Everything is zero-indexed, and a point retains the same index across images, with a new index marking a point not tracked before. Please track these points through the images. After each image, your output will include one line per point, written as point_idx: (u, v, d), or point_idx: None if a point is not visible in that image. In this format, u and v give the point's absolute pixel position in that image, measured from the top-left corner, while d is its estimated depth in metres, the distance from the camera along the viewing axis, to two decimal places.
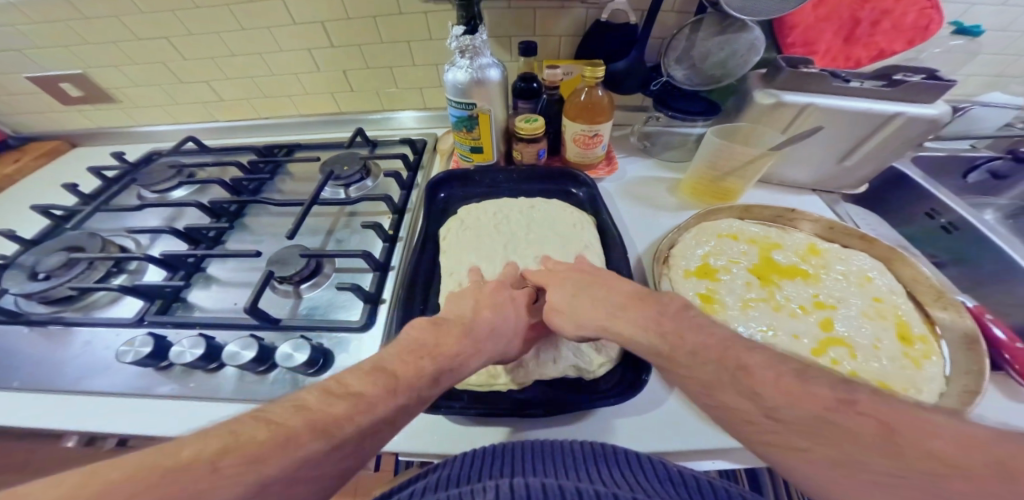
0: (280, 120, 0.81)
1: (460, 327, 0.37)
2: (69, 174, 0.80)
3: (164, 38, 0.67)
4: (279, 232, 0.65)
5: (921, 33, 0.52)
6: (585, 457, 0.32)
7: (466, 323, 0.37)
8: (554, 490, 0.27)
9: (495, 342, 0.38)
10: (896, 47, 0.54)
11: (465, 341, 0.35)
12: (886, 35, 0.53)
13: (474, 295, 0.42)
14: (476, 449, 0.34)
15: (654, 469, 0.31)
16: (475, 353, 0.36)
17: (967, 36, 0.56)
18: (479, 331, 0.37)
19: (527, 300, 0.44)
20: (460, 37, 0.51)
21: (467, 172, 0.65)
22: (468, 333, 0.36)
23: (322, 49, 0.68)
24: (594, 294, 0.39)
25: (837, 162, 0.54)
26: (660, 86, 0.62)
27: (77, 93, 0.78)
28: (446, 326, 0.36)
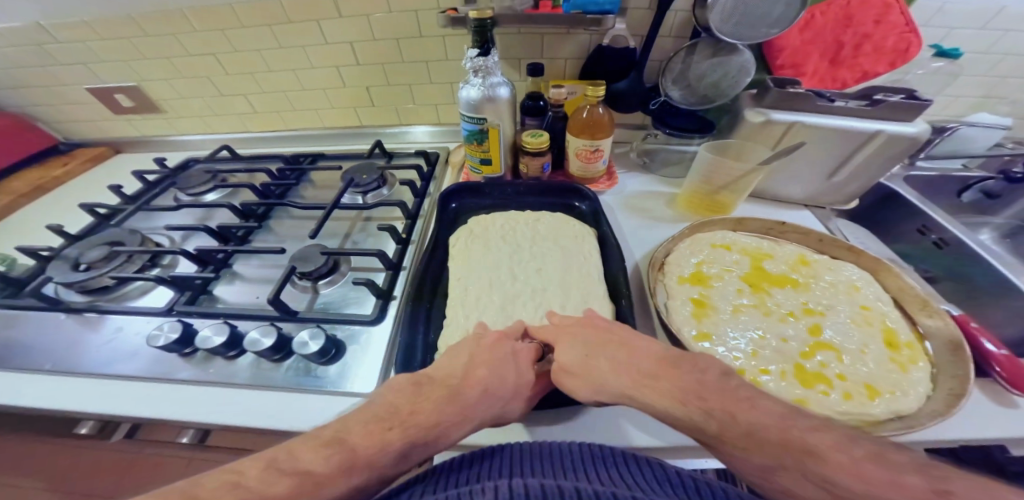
0: (307, 131, 0.88)
1: (445, 392, 0.35)
2: (113, 177, 0.87)
3: (212, 55, 0.75)
4: (300, 233, 0.70)
5: (902, 55, 0.56)
6: (584, 460, 0.32)
7: (451, 387, 0.36)
8: (554, 491, 0.27)
9: (488, 406, 0.36)
10: (879, 68, 0.57)
11: (449, 408, 0.34)
12: (869, 57, 0.57)
13: (471, 350, 0.40)
14: (478, 453, 0.35)
15: (654, 470, 0.31)
16: (458, 423, 0.33)
17: (948, 58, 0.58)
18: (467, 395, 0.35)
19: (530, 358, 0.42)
20: (473, 59, 0.56)
21: (479, 183, 0.69)
22: (453, 399, 0.34)
23: (348, 67, 0.75)
24: (611, 357, 0.37)
25: (826, 178, 0.57)
26: (658, 104, 0.67)
27: (129, 104, 0.87)
28: (428, 390, 0.35)
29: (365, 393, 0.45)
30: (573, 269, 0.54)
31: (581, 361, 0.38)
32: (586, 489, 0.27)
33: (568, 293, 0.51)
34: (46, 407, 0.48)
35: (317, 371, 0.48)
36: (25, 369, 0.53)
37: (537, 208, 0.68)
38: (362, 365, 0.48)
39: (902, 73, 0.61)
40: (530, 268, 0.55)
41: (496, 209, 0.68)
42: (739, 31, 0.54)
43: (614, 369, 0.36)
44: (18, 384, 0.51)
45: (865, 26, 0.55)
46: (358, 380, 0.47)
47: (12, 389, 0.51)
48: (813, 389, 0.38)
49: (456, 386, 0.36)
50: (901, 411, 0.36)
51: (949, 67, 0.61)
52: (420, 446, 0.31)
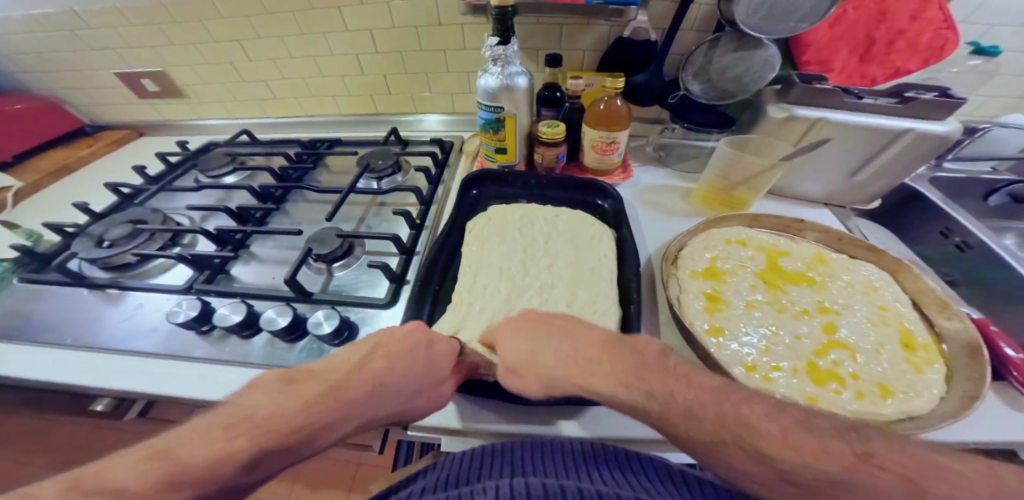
0: (323, 118, 0.89)
1: (323, 390, 0.30)
2: (137, 159, 0.90)
3: (235, 41, 0.76)
4: (315, 217, 0.71)
5: (937, 53, 0.54)
6: (586, 458, 0.34)
7: (333, 384, 0.31)
8: (556, 491, 0.28)
9: (381, 406, 0.33)
10: (911, 66, 0.56)
11: (323, 408, 0.29)
12: (901, 54, 0.56)
13: (380, 339, 0.37)
14: (477, 450, 0.37)
15: (655, 469, 0.33)
16: (343, 423, 0.30)
17: (985, 56, 0.57)
18: (353, 392, 0.31)
19: (451, 356, 0.39)
20: (493, 47, 0.57)
21: (500, 173, 0.69)
22: (330, 396, 0.30)
23: (368, 55, 0.76)
24: (560, 349, 0.36)
25: (847, 177, 0.56)
26: (678, 99, 0.66)
27: (154, 89, 0.88)
28: (319, 385, 0.31)
29: None
30: (591, 267, 0.54)
31: (526, 357, 0.37)
32: (588, 489, 0.29)
33: (577, 292, 0.51)
34: (69, 379, 0.50)
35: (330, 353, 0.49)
36: (50, 341, 0.55)
37: (557, 204, 0.67)
38: None
39: (935, 72, 0.60)
40: (541, 263, 0.55)
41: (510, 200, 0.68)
42: (766, 24, 0.53)
43: (556, 356, 0.36)
44: (42, 355, 0.53)
45: (900, 22, 0.54)
46: None
47: (36, 360, 0.52)
48: (825, 388, 0.38)
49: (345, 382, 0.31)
50: (912, 413, 0.35)
51: (984, 65, 0.59)
52: (276, 454, 0.26)
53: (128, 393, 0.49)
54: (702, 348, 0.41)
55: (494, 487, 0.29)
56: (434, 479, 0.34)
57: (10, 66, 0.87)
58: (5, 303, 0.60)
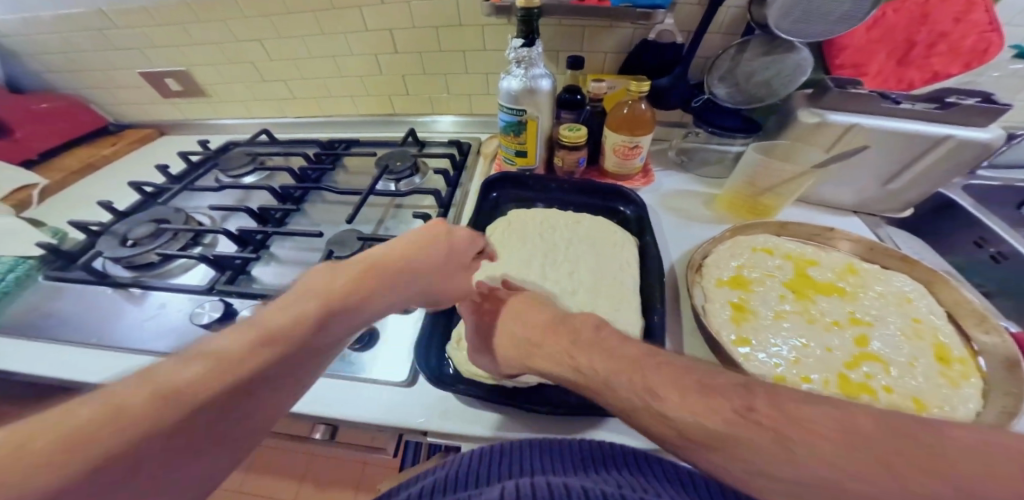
0: (341, 118, 0.89)
1: (367, 269, 0.35)
2: (158, 158, 0.91)
3: (255, 40, 0.77)
4: (335, 218, 0.71)
5: (980, 56, 0.52)
6: (593, 460, 0.34)
7: (375, 268, 0.36)
8: (561, 491, 0.28)
9: (417, 281, 0.40)
10: (953, 71, 0.54)
11: (367, 285, 0.34)
12: (942, 57, 0.54)
13: (419, 237, 0.42)
14: (485, 450, 0.36)
15: (664, 471, 0.32)
16: (387, 287, 0.36)
17: None
18: (389, 275, 0.36)
19: (468, 245, 0.47)
20: (517, 49, 0.56)
21: (521, 176, 0.68)
22: (374, 274, 0.35)
23: (388, 55, 0.75)
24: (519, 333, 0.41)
25: (880, 185, 0.55)
26: (701, 102, 0.65)
27: (176, 89, 0.89)
28: (365, 261, 0.36)
29: (398, 381, 0.46)
30: (613, 275, 0.53)
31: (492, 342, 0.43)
32: (592, 489, 0.28)
33: (600, 299, 0.50)
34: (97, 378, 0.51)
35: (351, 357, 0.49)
36: (76, 339, 0.56)
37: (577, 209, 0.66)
38: (396, 355, 0.49)
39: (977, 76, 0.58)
40: (563, 269, 0.55)
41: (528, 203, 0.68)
42: (799, 28, 0.52)
43: (520, 323, 0.42)
44: (69, 353, 0.54)
45: (942, 24, 0.52)
46: (390, 369, 0.47)
47: (63, 359, 0.53)
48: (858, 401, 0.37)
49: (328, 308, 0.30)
50: None
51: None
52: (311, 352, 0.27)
53: None
54: (730, 359, 0.41)
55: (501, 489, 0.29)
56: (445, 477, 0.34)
57: (37, 65, 0.88)
58: (34, 301, 0.61)
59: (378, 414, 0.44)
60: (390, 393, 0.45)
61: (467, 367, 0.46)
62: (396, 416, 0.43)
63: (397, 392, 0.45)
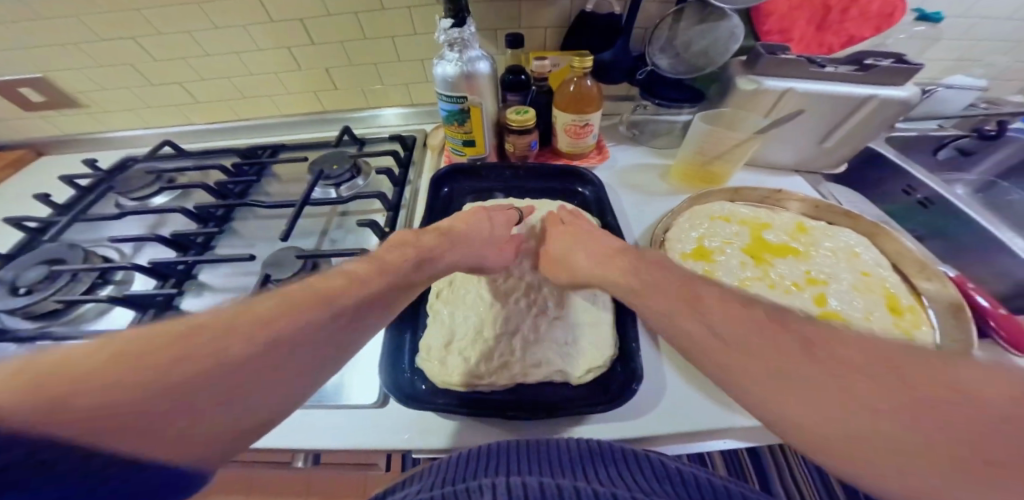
0: (261, 121, 0.79)
1: (435, 233, 0.45)
2: (38, 184, 0.75)
3: (131, 38, 0.64)
4: (271, 234, 0.63)
5: (886, 21, 0.54)
6: (582, 455, 0.32)
7: (440, 232, 0.46)
8: (553, 491, 0.26)
9: (458, 252, 0.45)
10: (865, 33, 0.55)
11: (435, 243, 0.43)
12: (854, 22, 0.55)
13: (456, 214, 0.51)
14: (470, 450, 0.34)
15: (653, 467, 0.31)
16: (434, 261, 0.42)
17: (929, 22, 0.58)
18: (454, 236, 0.46)
19: (505, 219, 0.53)
20: (448, 30, 0.50)
21: (471, 166, 0.64)
22: (444, 236, 0.45)
23: (302, 47, 0.66)
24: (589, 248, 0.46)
25: (817, 144, 0.56)
26: (646, 74, 0.63)
27: (40, 99, 0.74)
28: (423, 239, 0.43)
29: (367, 404, 0.42)
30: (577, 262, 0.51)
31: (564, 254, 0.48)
32: (585, 489, 0.26)
33: (561, 297, 0.50)
34: None
35: None
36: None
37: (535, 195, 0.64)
38: (360, 377, 0.44)
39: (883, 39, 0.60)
40: (524, 264, 0.54)
41: (484, 193, 0.64)
42: None
43: (568, 240, 0.49)
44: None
45: None
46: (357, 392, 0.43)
47: None
48: None
49: (348, 301, 0.30)
50: None
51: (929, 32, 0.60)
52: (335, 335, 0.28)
53: None
54: None
55: (487, 485, 0.27)
56: (428, 479, 0.31)
57: None
58: None
59: (348, 442, 0.39)
60: (358, 420, 0.41)
61: (438, 378, 0.42)
62: (370, 442, 0.39)
63: (367, 416, 0.41)
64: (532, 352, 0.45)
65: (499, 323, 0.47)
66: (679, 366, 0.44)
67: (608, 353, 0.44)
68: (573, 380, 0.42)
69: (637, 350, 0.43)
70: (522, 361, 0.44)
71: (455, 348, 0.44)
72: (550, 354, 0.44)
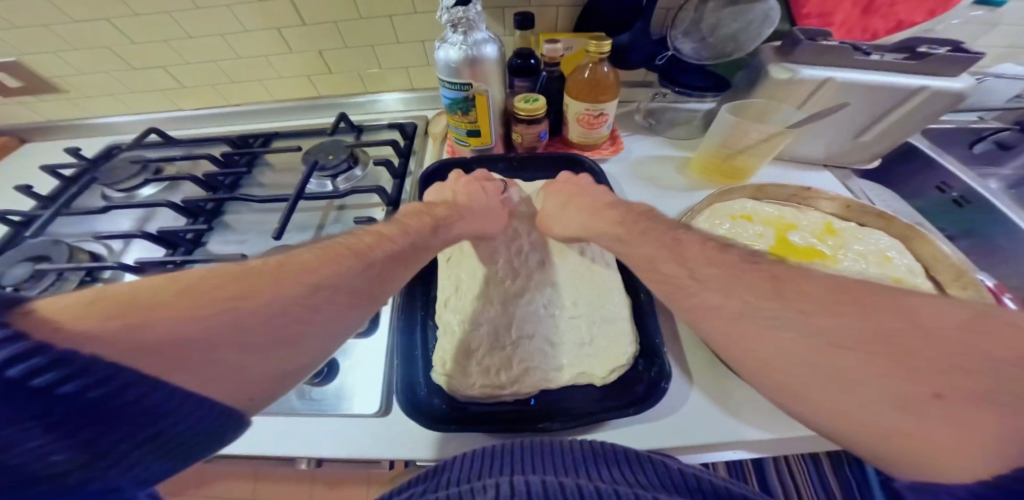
0: (252, 108, 0.74)
1: (446, 206, 0.47)
2: (20, 174, 0.72)
3: (105, 19, 0.59)
4: (264, 229, 0.60)
5: (943, 3, 0.49)
6: (586, 457, 0.30)
7: (451, 206, 0.47)
8: (554, 490, 0.25)
9: (465, 220, 0.47)
10: (916, 18, 0.51)
11: (447, 213, 0.46)
12: (907, 5, 0.50)
13: (454, 187, 0.52)
14: (475, 449, 0.32)
15: (655, 469, 0.29)
16: (442, 229, 0.44)
17: (988, 6, 0.52)
18: (463, 207, 0.48)
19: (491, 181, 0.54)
20: (450, 10, 0.46)
21: (464, 162, 0.60)
22: (455, 208, 0.47)
23: (293, 28, 0.61)
24: (580, 204, 0.48)
25: (851, 138, 0.52)
26: (665, 60, 0.58)
27: (15, 84, 0.69)
28: (432, 210, 0.45)
29: (368, 413, 0.40)
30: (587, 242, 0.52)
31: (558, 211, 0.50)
32: (585, 486, 0.25)
33: (577, 300, 0.47)
34: None
35: (312, 392, 0.41)
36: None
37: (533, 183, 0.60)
38: (360, 386, 0.42)
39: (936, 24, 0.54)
40: (532, 261, 0.51)
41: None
42: None
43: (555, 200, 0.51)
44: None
45: None
46: (357, 400, 0.41)
47: None
48: None
49: (363, 263, 0.31)
50: None
51: (984, 16, 0.55)
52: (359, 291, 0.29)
53: None
54: None
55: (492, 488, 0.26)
56: (435, 480, 0.29)
57: None
58: None
59: (351, 453, 0.38)
60: (362, 429, 0.39)
61: (460, 394, 0.40)
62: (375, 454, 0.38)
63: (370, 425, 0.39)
64: (545, 356, 0.42)
65: (512, 328, 0.45)
66: (698, 375, 0.42)
67: (629, 352, 0.41)
68: (596, 382, 0.40)
69: (661, 346, 0.41)
70: (540, 365, 0.42)
71: (476, 357, 0.42)
72: (573, 359, 0.42)
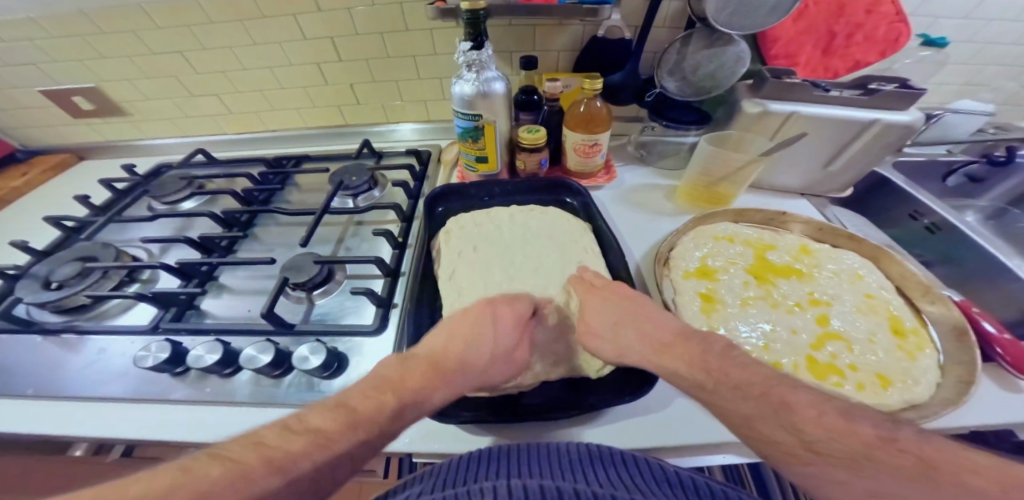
0: (288, 132, 0.84)
1: (433, 361, 0.37)
2: (80, 186, 0.81)
3: (178, 53, 0.70)
4: (289, 240, 0.66)
5: (892, 45, 0.56)
6: (581, 459, 0.31)
7: (436, 358, 0.37)
8: (553, 492, 0.26)
9: (467, 372, 0.37)
10: (870, 58, 0.58)
11: (436, 371, 0.36)
12: (859, 47, 0.57)
13: (463, 313, 0.42)
14: (474, 453, 0.33)
15: (650, 469, 0.31)
16: (429, 395, 0.34)
17: (934, 47, 0.60)
18: (449, 360, 0.37)
19: (515, 323, 0.42)
20: (466, 53, 0.54)
21: (462, 187, 0.66)
22: (438, 367, 0.36)
23: (332, 64, 0.71)
24: (639, 328, 0.39)
25: (823, 167, 0.57)
26: (654, 97, 0.65)
27: (88, 107, 0.80)
28: (414, 362, 0.36)
29: None
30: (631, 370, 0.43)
31: (612, 323, 0.41)
32: (585, 492, 0.26)
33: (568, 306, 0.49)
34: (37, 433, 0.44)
35: (321, 385, 0.45)
36: (3, 396, 0.48)
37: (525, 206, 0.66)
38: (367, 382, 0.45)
39: (891, 62, 0.62)
40: (526, 272, 0.54)
41: (475, 209, 0.66)
42: (736, 21, 0.53)
43: (603, 313, 0.42)
44: None
45: (856, 15, 0.55)
46: None
47: None
48: (828, 382, 0.38)
49: (363, 422, 0.30)
50: (915, 401, 0.36)
51: (934, 56, 0.62)
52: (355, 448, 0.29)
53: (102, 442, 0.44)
54: None
55: (489, 488, 0.27)
56: (431, 482, 0.30)
57: None
58: None
59: None
60: None
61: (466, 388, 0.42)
62: None
63: None
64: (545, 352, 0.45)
65: None
66: None
67: None
68: (591, 374, 0.43)
69: None
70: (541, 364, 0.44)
71: None
72: (569, 355, 0.45)
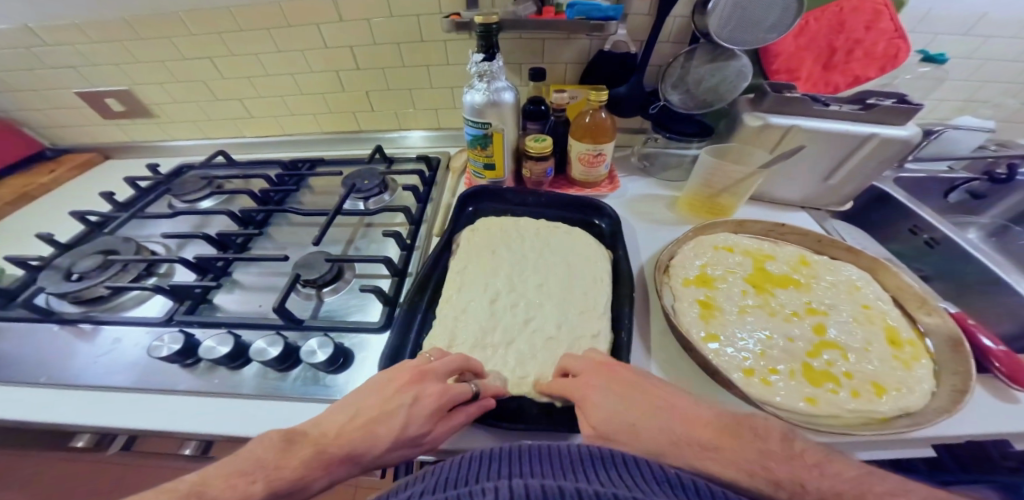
0: (305, 136, 0.87)
1: (318, 446, 0.32)
2: (104, 183, 0.85)
3: (207, 58, 0.74)
4: (301, 240, 0.69)
5: (892, 60, 0.57)
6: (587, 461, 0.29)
7: (325, 444, 0.32)
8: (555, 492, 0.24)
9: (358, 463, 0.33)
10: (870, 73, 0.59)
11: (318, 462, 0.31)
12: (859, 62, 0.58)
13: (384, 385, 0.37)
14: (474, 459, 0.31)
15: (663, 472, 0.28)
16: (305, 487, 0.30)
17: (935, 63, 0.61)
18: (337, 450, 0.32)
19: (436, 407, 0.35)
20: (478, 64, 0.56)
21: (499, 189, 0.68)
22: (319, 457, 0.31)
23: (350, 71, 0.75)
24: (658, 425, 0.32)
25: (822, 180, 0.58)
26: (657, 109, 0.67)
27: (119, 109, 0.84)
28: (298, 448, 0.32)
29: None
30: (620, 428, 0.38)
31: (624, 423, 0.33)
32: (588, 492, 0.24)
33: (567, 310, 0.50)
34: (50, 418, 0.46)
35: (326, 379, 0.47)
36: (20, 382, 0.50)
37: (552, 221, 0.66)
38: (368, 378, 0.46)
39: (891, 78, 0.64)
40: (528, 278, 0.55)
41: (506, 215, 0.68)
42: (737, 35, 0.55)
43: (610, 405, 0.34)
44: (13, 397, 0.48)
45: (856, 32, 0.57)
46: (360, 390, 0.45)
47: (7, 404, 0.48)
48: (822, 388, 0.39)
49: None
50: (909, 408, 0.37)
51: (934, 72, 0.63)
52: None
53: (110, 429, 0.45)
54: (699, 354, 0.42)
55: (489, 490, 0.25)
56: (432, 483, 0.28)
57: None
58: None
59: None
60: None
61: None
62: None
63: None
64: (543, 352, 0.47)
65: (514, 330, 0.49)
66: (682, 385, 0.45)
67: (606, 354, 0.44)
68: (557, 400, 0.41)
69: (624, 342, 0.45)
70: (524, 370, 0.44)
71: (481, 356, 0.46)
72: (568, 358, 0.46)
